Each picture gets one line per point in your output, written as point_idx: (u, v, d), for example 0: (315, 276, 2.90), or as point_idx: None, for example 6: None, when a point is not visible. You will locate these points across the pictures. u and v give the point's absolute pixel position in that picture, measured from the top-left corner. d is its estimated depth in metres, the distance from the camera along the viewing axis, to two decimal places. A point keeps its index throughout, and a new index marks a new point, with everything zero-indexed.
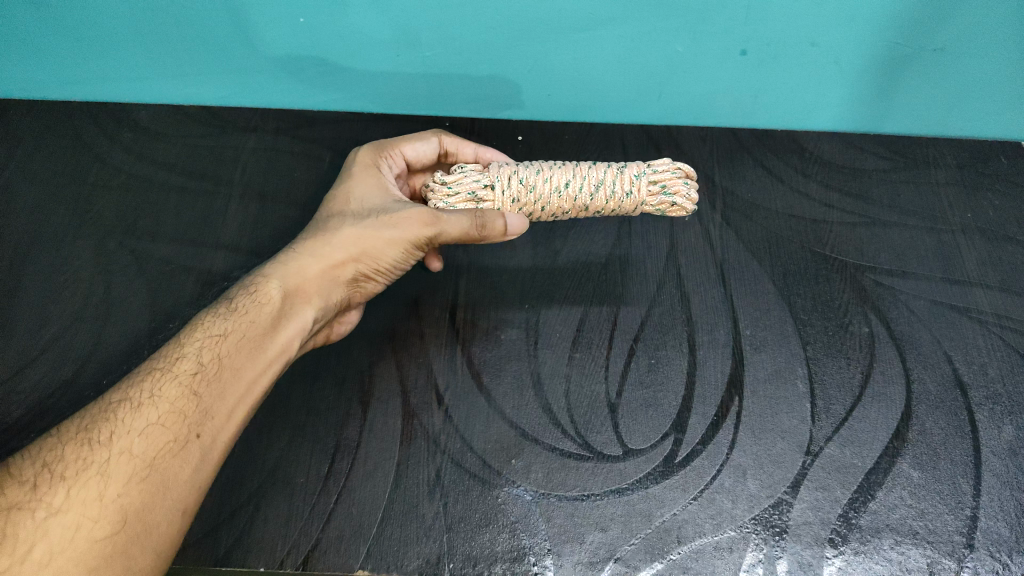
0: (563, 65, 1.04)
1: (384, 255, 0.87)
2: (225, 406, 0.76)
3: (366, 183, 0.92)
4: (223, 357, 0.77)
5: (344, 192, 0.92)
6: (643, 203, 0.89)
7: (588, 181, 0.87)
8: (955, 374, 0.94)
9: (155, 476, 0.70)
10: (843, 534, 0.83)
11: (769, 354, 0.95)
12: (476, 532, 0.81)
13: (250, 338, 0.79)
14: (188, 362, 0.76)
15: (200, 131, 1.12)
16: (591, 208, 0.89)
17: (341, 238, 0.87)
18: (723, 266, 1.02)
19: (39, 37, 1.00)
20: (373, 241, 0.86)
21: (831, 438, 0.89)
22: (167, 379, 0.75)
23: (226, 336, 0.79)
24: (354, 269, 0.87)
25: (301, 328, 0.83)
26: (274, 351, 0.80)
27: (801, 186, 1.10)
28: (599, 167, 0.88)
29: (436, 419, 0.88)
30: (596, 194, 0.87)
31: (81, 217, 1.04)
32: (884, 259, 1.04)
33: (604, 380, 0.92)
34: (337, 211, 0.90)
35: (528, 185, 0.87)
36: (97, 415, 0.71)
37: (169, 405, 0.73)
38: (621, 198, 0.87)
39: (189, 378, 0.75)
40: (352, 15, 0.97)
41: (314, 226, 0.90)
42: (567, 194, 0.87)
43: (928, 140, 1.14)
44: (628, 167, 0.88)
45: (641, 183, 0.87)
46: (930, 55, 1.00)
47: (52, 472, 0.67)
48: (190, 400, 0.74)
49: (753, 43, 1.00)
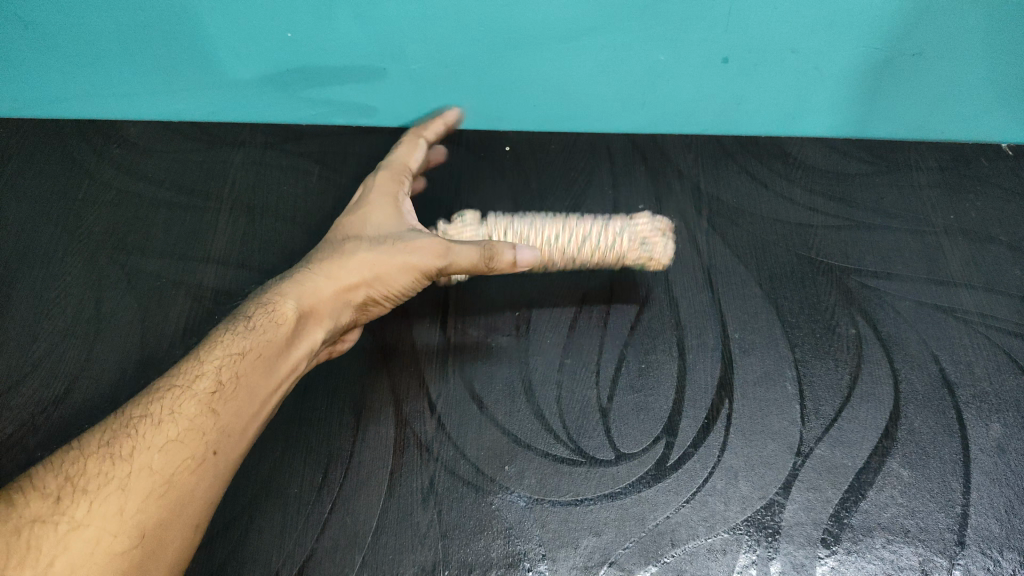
0: (548, 76, 1.06)
1: (394, 281, 0.88)
2: (240, 424, 0.76)
3: (378, 210, 0.95)
4: (241, 376, 0.78)
5: (359, 219, 0.94)
6: (626, 256, 0.98)
7: (575, 235, 0.97)
8: (941, 373, 0.95)
9: (173, 493, 0.70)
10: (835, 533, 0.83)
11: (757, 357, 0.96)
12: (471, 539, 0.81)
13: (265, 357, 0.80)
14: (207, 380, 0.77)
15: (189, 146, 1.13)
16: (580, 258, 0.98)
17: (355, 262, 0.87)
18: (710, 271, 1.03)
19: (30, 55, 1.01)
20: (385, 265, 0.87)
21: (821, 438, 0.90)
22: (186, 396, 0.75)
23: (244, 355, 0.79)
24: (364, 293, 0.88)
25: (311, 351, 0.83)
26: (286, 372, 0.81)
27: (786, 191, 1.12)
28: (586, 224, 0.98)
29: (429, 427, 0.88)
30: (582, 247, 0.97)
31: (72, 234, 1.04)
32: (869, 261, 1.05)
33: (595, 385, 0.92)
34: (352, 237, 0.92)
35: (522, 237, 0.97)
36: (119, 431, 0.72)
37: (189, 422, 0.73)
38: (604, 251, 0.97)
39: (208, 396, 0.75)
40: (336, 30, 0.98)
41: (328, 250, 0.91)
42: (557, 246, 0.97)
43: (910, 145, 1.16)
44: (612, 223, 0.99)
45: (624, 238, 0.97)
46: (908, 59, 1.02)
47: (76, 486, 0.68)
48: (208, 417, 0.74)
49: (735, 51, 1.02)
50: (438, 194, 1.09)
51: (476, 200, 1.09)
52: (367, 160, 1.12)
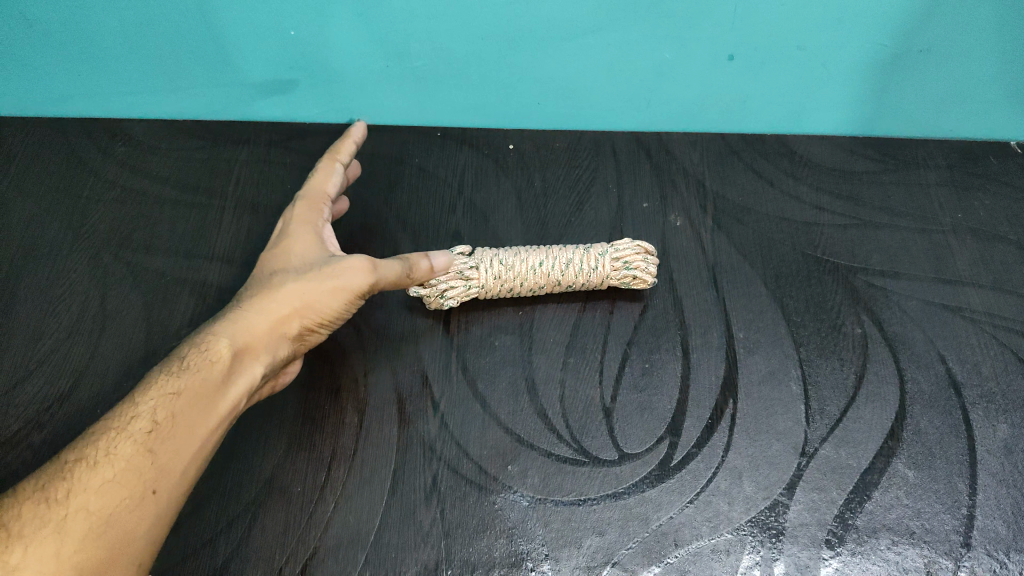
0: (553, 74, 1.06)
1: (327, 307, 0.83)
2: (178, 464, 0.72)
3: (303, 237, 0.89)
4: (177, 416, 0.73)
5: (283, 251, 0.89)
6: (608, 278, 0.96)
7: (558, 260, 0.95)
8: (948, 373, 0.94)
9: (110, 534, 0.67)
10: (840, 534, 0.83)
11: (762, 356, 0.95)
12: (474, 538, 0.81)
13: (204, 397, 0.75)
14: (142, 420, 0.71)
15: (194, 143, 1.12)
16: (562, 284, 0.95)
17: (285, 294, 0.83)
18: (715, 269, 1.03)
19: (39, 48, 1.02)
20: (317, 294, 0.83)
21: (826, 438, 0.89)
22: (121, 437, 0.70)
23: (179, 394, 0.73)
24: (299, 324, 0.83)
25: (249, 387, 0.78)
26: (224, 410, 0.76)
27: (793, 189, 1.11)
28: (567, 249, 0.96)
29: (432, 426, 0.88)
30: (566, 271, 0.95)
31: (77, 231, 1.04)
32: (876, 260, 1.04)
33: (599, 384, 0.92)
34: (279, 269, 0.86)
35: (507, 265, 0.94)
36: (53, 473, 0.68)
37: (126, 463, 0.69)
38: (587, 274, 0.95)
39: (144, 436, 0.71)
40: (337, 29, 0.99)
41: (255, 283, 0.86)
42: (541, 272, 0.94)
43: (918, 142, 1.15)
44: (593, 247, 0.96)
45: (606, 260, 0.95)
46: (915, 56, 1.03)
47: (9, 530, 0.64)
48: (145, 459, 0.70)
49: (741, 48, 1.02)
50: (442, 191, 1.08)
51: (480, 198, 1.07)
52: (370, 157, 1.11)
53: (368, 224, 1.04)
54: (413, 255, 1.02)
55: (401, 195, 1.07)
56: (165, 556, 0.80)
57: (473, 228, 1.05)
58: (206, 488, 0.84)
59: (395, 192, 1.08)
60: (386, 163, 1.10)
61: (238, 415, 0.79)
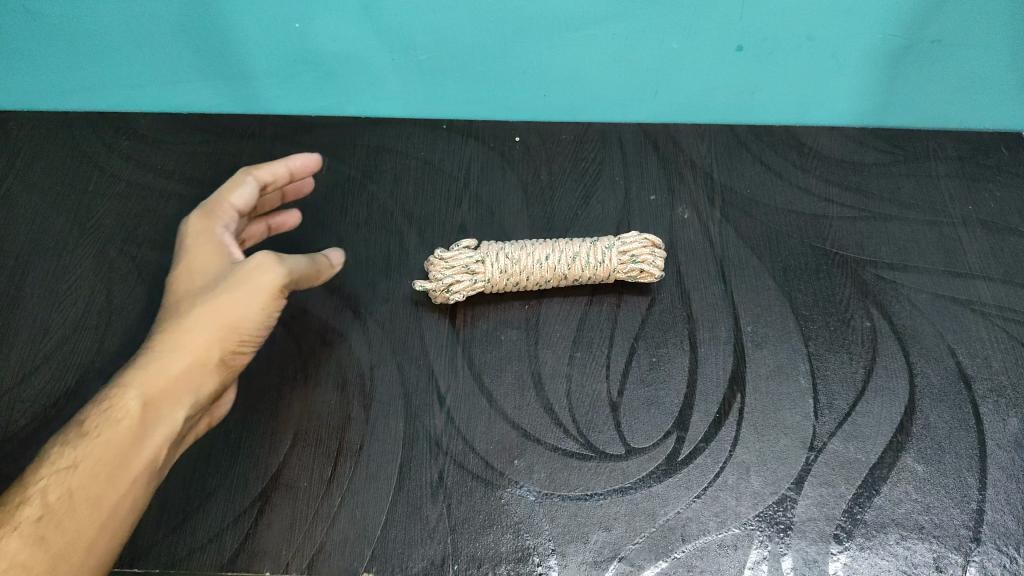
0: (561, 66, 1.06)
1: (240, 316, 0.82)
2: (80, 543, 0.70)
3: (206, 257, 0.88)
4: (73, 493, 0.71)
5: (185, 273, 0.88)
6: (615, 271, 0.95)
7: (565, 254, 0.94)
8: (958, 367, 0.94)
9: None
10: (848, 529, 0.83)
11: (770, 350, 0.94)
12: (480, 533, 0.81)
13: (104, 467, 0.73)
14: (31, 507, 0.69)
15: (199, 137, 1.11)
16: (568, 277, 0.95)
17: (194, 320, 0.82)
18: (723, 263, 1.02)
19: (47, 40, 1.02)
20: (223, 307, 0.82)
21: (834, 433, 0.89)
22: (6, 530, 0.68)
23: (77, 467, 0.72)
24: (218, 347, 0.82)
25: (167, 434, 0.78)
26: (135, 470, 0.75)
27: (802, 181, 1.10)
28: (574, 243, 0.95)
29: (438, 421, 0.88)
30: (572, 265, 0.94)
31: (83, 226, 1.03)
32: (885, 253, 1.03)
33: (605, 379, 0.92)
34: (186, 294, 0.86)
35: (513, 259, 0.93)
36: None
37: (11, 559, 0.66)
38: (594, 267, 0.94)
39: (31, 527, 0.68)
40: (340, 22, 0.99)
41: (165, 318, 0.85)
42: (548, 265, 0.94)
43: (928, 134, 1.14)
44: (600, 241, 0.95)
45: (612, 253, 0.94)
46: (927, 46, 1.03)
47: None
48: (35, 548, 0.68)
49: (749, 39, 1.02)
50: (448, 185, 1.07)
51: (486, 191, 1.07)
52: (375, 150, 1.10)
53: (374, 218, 1.04)
54: (419, 249, 1.02)
55: (407, 189, 1.07)
56: (173, 551, 0.80)
57: (479, 222, 1.04)
58: (213, 482, 0.84)
59: (401, 185, 1.07)
60: (392, 157, 1.10)
61: (159, 466, 0.78)
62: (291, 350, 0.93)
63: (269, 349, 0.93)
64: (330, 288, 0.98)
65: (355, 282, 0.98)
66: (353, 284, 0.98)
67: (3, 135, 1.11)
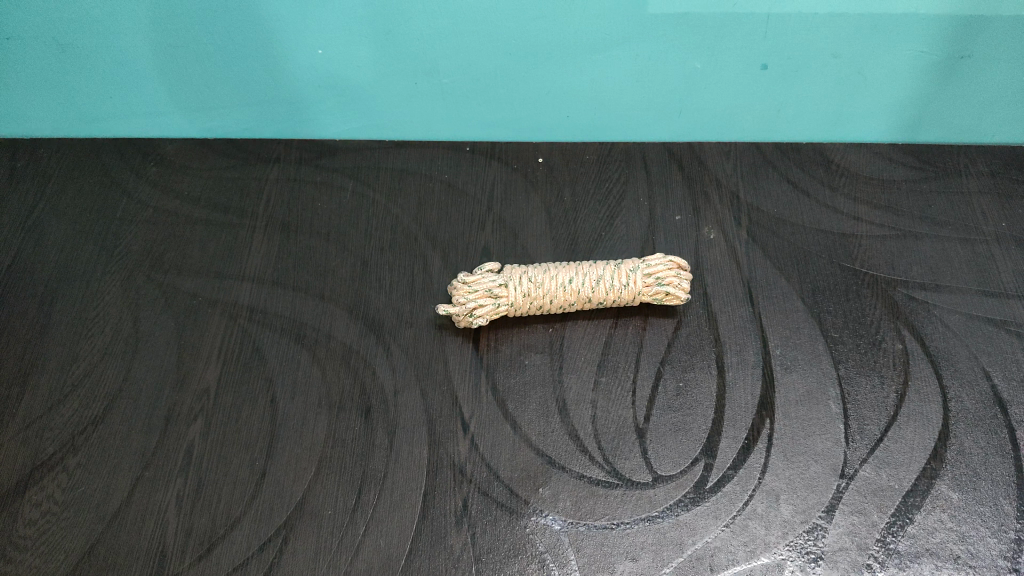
0: (584, 87, 1.06)
1: None
2: None
3: None
4: None
5: None
6: (640, 294, 0.94)
7: (589, 277, 0.93)
8: (993, 391, 0.91)
9: None
10: (881, 559, 0.81)
11: (800, 374, 0.93)
12: (505, 563, 0.81)
13: None
14: None
15: (225, 164, 1.12)
16: (592, 301, 0.94)
17: None
18: (750, 285, 1.00)
19: (76, 69, 1.04)
20: None
21: (866, 459, 0.87)
22: None
23: None
24: None
25: None
26: None
27: (830, 200, 1.08)
28: (598, 265, 0.94)
29: (461, 448, 0.87)
30: (596, 288, 0.93)
31: (111, 252, 1.04)
32: (916, 272, 1.01)
33: (631, 405, 0.90)
34: None
35: (537, 282, 0.93)
36: None
37: None
38: (618, 290, 0.93)
39: None
40: (361, 48, 1.01)
41: None
42: (571, 289, 0.93)
43: (958, 150, 1.12)
44: (624, 264, 0.94)
45: (637, 276, 0.93)
46: (956, 61, 1.02)
47: None
48: None
49: (774, 58, 1.02)
50: (471, 208, 1.07)
51: (509, 213, 1.06)
52: (399, 173, 1.11)
53: (398, 242, 1.04)
54: (442, 273, 1.01)
55: (430, 212, 1.07)
56: None
57: (502, 244, 1.03)
58: (237, 512, 0.84)
59: (424, 209, 1.07)
60: (415, 180, 1.10)
61: None
62: (316, 375, 0.93)
63: (293, 376, 0.93)
64: (354, 313, 0.98)
65: (379, 307, 0.98)
66: (377, 309, 0.98)
67: (32, 162, 1.13)
